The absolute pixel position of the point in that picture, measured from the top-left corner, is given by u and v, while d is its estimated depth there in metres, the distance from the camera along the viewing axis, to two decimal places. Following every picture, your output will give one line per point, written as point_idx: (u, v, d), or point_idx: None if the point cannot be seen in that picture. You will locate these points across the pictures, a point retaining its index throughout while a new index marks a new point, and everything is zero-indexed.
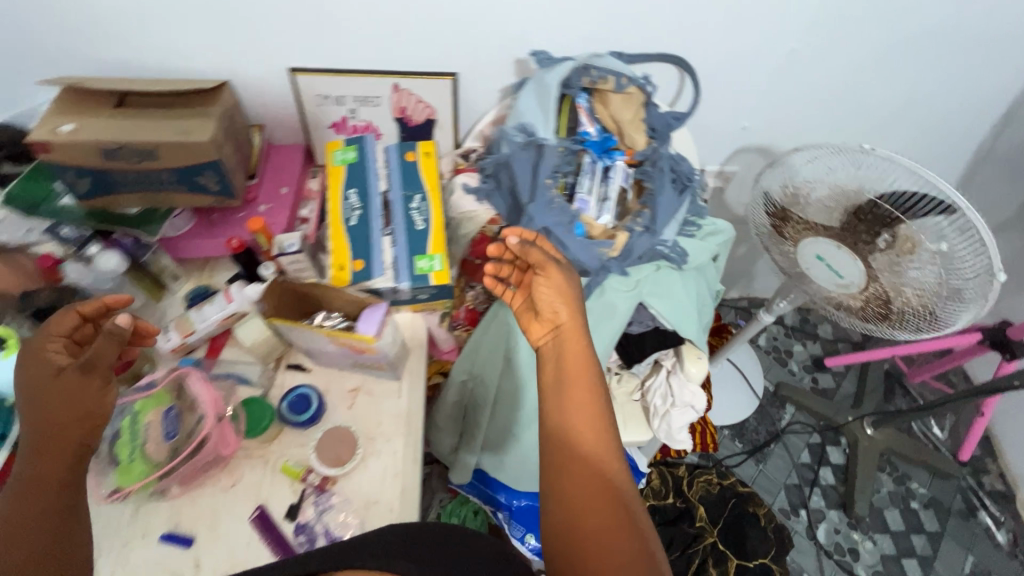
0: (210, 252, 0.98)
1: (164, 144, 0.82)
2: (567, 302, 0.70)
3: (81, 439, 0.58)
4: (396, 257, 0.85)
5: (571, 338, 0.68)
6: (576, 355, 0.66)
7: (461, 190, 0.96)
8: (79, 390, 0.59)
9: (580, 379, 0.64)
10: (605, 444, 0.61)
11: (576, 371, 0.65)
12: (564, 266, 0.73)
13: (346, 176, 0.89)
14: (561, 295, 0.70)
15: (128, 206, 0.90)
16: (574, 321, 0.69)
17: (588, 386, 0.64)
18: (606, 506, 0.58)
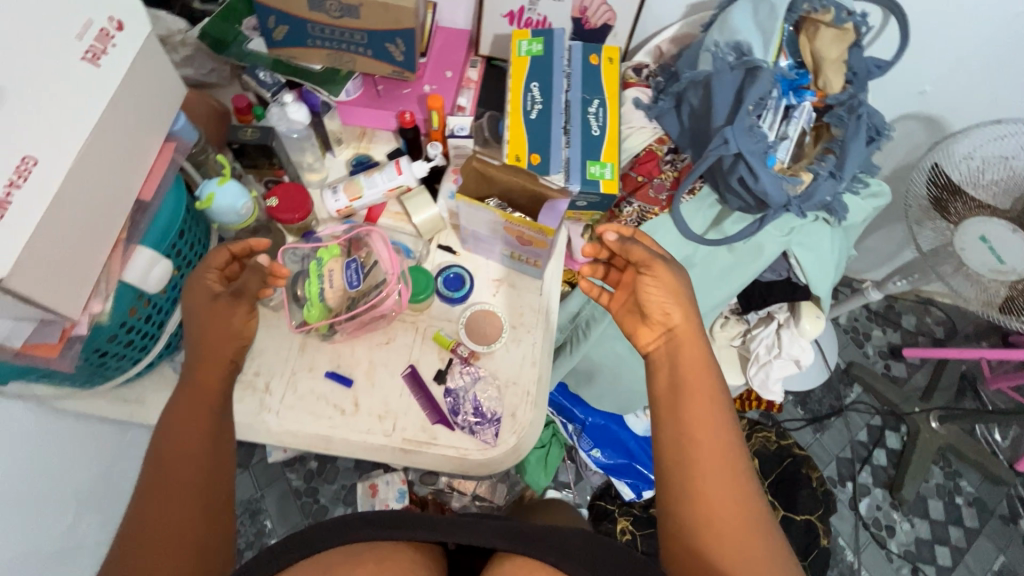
0: (374, 123, 1.00)
1: (369, 3, 0.81)
2: (680, 306, 0.70)
3: (230, 354, 0.69)
4: (570, 158, 0.86)
5: (688, 347, 0.67)
6: (694, 367, 0.66)
7: (632, 104, 0.94)
8: (233, 316, 0.70)
9: (700, 392, 0.63)
10: (729, 448, 0.60)
11: (696, 383, 0.64)
12: (674, 268, 0.72)
13: (530, 67, 0.88)
14: (673, 299, 0.70)
15: (312, 62, 0.91)
16: (687, 329, 0.69)
17: (708, 402, 0.63)
18: (734, 513, 0.57)
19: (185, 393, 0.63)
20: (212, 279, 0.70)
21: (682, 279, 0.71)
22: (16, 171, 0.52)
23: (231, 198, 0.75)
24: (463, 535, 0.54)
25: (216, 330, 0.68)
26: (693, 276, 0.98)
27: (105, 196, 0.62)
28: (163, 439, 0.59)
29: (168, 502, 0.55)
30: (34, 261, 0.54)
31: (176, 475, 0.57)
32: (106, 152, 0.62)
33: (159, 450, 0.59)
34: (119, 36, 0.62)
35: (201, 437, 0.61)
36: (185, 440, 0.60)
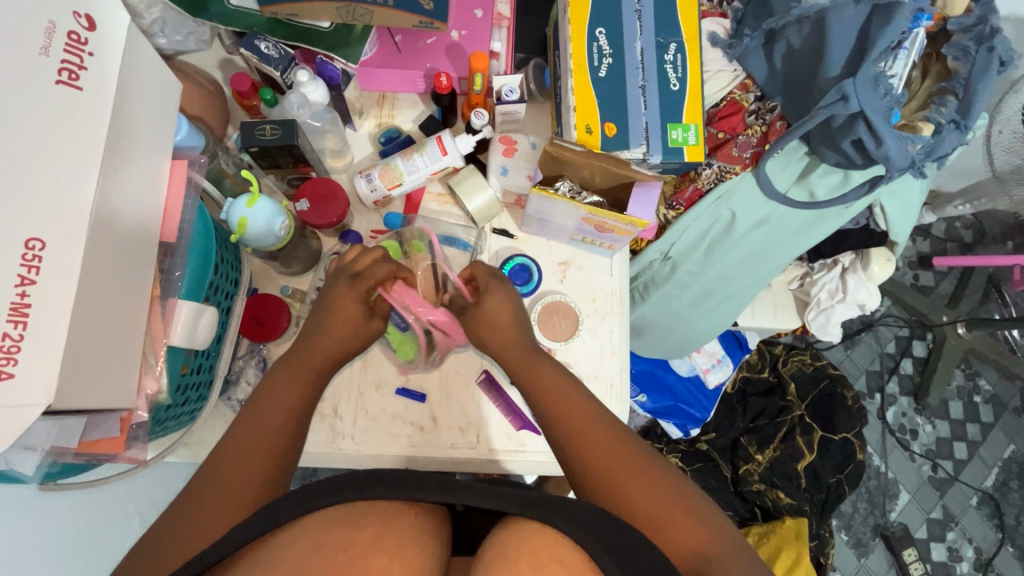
0: (395, 87, 0.83)
1: None
2: (507, 321, 0.67)
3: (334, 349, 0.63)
4: (649, 123, 0.72)
5: (531, 363, 0.64)
6: (544, 376, 0.63)
7: (708, 41, 0.79)
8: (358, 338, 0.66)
9: (549, 389, 0.61)
10: (580, 407, 0.59)
11: (549, 388, 0.61)
12: (487, 288, 0.69)
13: (592, 7, 0.72)
14: (501, 323, 0.67)
15: (318, 20, 0.73)
16: (515, 345, 0.66)
17: (561, 393, 0.61)
18: (617, 459, 0.54)
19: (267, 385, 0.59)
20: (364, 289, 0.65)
21: (502, 298, 0.69)
22: (24, 262, 0.40)
23: (263, 220, 0.63)
24: (471, 497, 0.39)
25: (332, 329, 0.63)
26: (770, 238, 0.90)
27: (131, 251, 0.51)
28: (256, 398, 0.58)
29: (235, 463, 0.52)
30: (75, 364, 0.44)
31: (252, 454, 0.53)
32: (117, 197, 0.49)
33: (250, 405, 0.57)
34: (93, 39, 0.46)
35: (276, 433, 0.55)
36: (252, 451, 0.53)
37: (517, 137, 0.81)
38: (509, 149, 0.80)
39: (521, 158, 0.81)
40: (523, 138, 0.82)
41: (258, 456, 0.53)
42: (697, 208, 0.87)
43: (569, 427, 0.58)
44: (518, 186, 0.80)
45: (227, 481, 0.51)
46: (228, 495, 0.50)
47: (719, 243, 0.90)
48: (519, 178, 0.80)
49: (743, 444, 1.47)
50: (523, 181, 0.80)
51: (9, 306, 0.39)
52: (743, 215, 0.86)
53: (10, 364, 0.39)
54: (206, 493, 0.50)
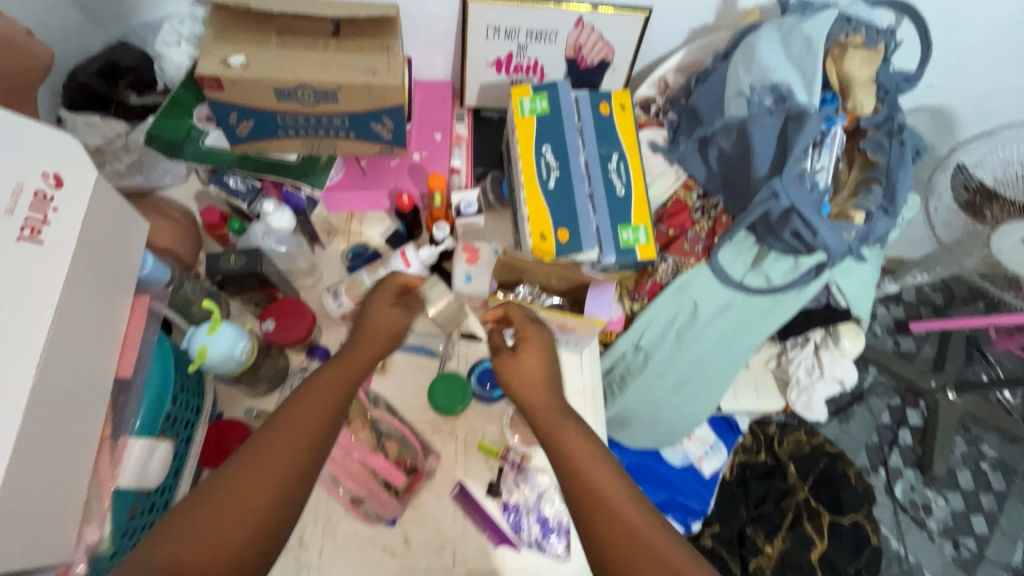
0: (363, 205, 0.88)
1: (351, 85, 0.69)
2: (549, 377, 0.63)
3: (345, 396, 0.57)
4: (599, 224, 0.76)
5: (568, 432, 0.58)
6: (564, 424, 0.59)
7: (649, 148, 0.86)
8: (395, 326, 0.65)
9: (597, 481, 0.54)
10: (579, 439, 0.57)
11: (591, 479, 0.54)
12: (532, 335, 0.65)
13: (537, 128, 0.79)
14: (536, 377, 0.63)
15: (287, 153, 0.80)
16: (547, 411, 0.61)
17: (574, 445, 0.56)
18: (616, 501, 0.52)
19: (279, 423, 0.52)
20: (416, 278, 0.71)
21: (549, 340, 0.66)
22: None
23: (219, 346, 0.63)
24: None
25: (351, 357, 0.60)
26: (736, 323, 0.91)
27: (80, 390, 0.50)
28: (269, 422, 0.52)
29: (237, 492, 0.47)
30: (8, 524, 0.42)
31: (236, 509, 0.47)
32: (76, 340, 0.50)
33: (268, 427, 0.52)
34: (58, 195, 0.49)
35: (275, 481, 0.49)
36: (265, 475, 0.49)
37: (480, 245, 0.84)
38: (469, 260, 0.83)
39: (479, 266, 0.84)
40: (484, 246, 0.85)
41: (231, 524, 0.46)
42: (660, 300, 0.89)
43: (587, 492, 0.53)
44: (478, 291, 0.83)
45: (241, 523, 0.46)
46: (229, 531, 0.46)
47: (686, 332, 0.92)
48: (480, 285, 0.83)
49: (750, 535, 1.38)
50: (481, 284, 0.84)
51: None
52: (705, 304, 0.89)
53: None
54: (200, 521, 0.46)
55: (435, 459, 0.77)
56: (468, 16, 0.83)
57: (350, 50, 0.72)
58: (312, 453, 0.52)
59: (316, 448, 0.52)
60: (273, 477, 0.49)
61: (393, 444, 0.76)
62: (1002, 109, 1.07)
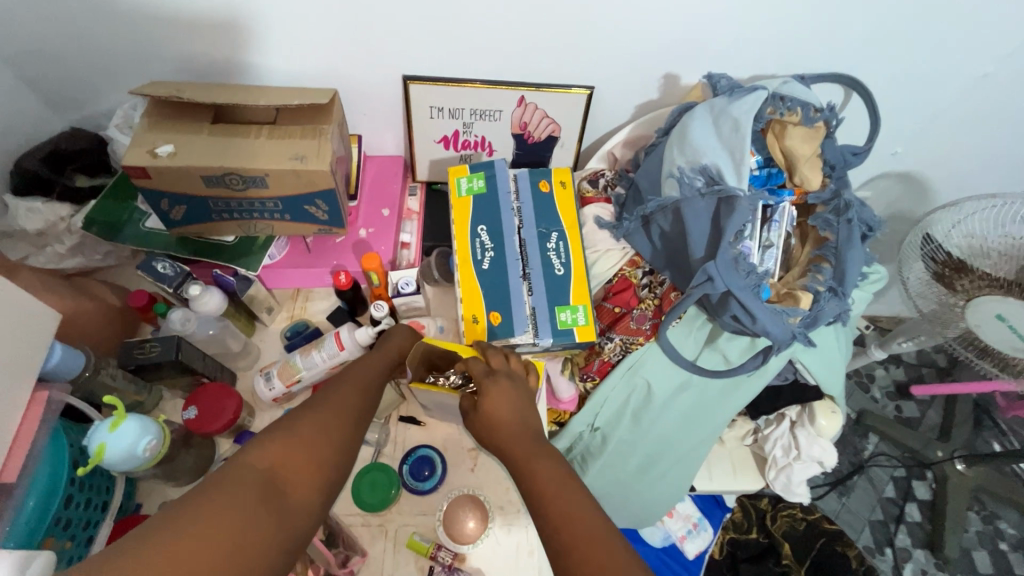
0: (306, 282, 0.87)
1: (278, 171, 0.69)
2: (521, 413, 0.60)
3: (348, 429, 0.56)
4: (534, 307, 0.74)
5: (539, 465, 0.55)
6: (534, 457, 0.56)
7: (595, 223, 0.84)
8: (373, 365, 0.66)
9: (572, 513, 0.50)
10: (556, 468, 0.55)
11: (566, 516, 0.50)
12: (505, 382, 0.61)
13: (473, 209, 0.78)
14: (510, 419, 0.59)
15: (224, 234, 0.80)
16: (518, 445, 0.57)
17: (547, 473, 0.54)
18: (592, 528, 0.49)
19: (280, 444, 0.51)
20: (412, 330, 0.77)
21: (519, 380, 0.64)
22: None
23: (121, 444, 0.60)
24: None
25: (336, 396, 0.59)
26: (695, 403, 0.87)
27: None
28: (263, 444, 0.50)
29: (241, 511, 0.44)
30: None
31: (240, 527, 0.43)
32: None
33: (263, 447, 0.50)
34: None
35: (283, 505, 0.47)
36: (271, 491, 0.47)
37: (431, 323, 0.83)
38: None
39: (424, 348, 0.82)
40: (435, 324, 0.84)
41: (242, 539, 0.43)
42: (611, 381, 0.85)
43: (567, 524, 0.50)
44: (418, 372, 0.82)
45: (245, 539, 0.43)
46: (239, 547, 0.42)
47: (641, 414, 0.87)
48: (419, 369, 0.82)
49: None
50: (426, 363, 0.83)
51: None
52: (658, 385, 0.84)
53: None
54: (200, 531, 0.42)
55: (357, 561, 0.71)
56: (411, 98, 0.84)
57: (282, 135, 0.72)
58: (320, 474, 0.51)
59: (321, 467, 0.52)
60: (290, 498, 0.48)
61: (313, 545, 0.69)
62: (975, 173, 1.04)
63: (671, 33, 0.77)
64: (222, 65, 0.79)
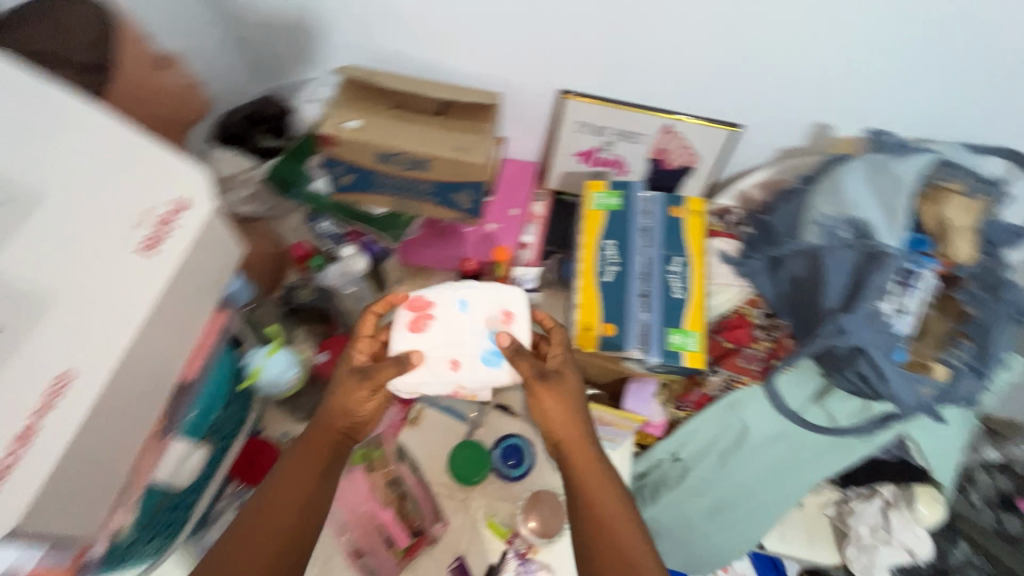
0: (434, 264, 0.93)
1: (441, 158, 0.77)
2: (574, 414, 0.67)
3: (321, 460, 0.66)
4: (649, 325, 0.76)
5: (583, 452, 0.67)
6: (585, 462, 0.67)
7: (717, 257, 0.85)
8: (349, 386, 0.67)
9: (610, 530, 0.63)
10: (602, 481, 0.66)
11: (605, 527, 0.63)
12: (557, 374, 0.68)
13: (604, 223, 0.82)
14: (560, 414, 0.67)
15: (373, 207, 0.88)
16: (575, 438, 0.67)
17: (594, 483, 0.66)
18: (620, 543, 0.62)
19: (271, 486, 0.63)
20: (366, 347, 0.71)
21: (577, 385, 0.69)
22: (50, 393, 0.46)
23: (275, 368, 0.72)
24: None
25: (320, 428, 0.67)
26: (791, 458, 0.84)
27: (151, 385, 0.56)
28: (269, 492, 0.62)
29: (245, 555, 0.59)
30: (45, 503, 0.46)
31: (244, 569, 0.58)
32: (161, 342, 0.55)
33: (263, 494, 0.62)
34: (183, 217, 0.55)
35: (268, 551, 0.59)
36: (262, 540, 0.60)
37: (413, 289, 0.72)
38: (456, 361, 0.70)
39: (457, 339, 0.71)
40: (431, 291, 0.73)
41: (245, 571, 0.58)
42: (706, 414, 0.85)
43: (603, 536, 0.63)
44: (505, 377, 0.69)
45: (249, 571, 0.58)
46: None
47: (730, 455, 0.86)
48: (508, 370, 0.69)
49: None
50: (483, 341, 0.70)
51: (18, 432, 0.45)
52: (754, 429, 0.84)
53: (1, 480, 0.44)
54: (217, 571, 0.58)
55: (441, 527, 0.76)
56: (563, 111, 0.89)
57: (450, 127, 0.80)
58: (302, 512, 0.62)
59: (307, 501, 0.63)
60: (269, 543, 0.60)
61: (407, 501, 0.75)
62: None
63: (835, 84, 0.78)
64: (402, 60, 0.87)
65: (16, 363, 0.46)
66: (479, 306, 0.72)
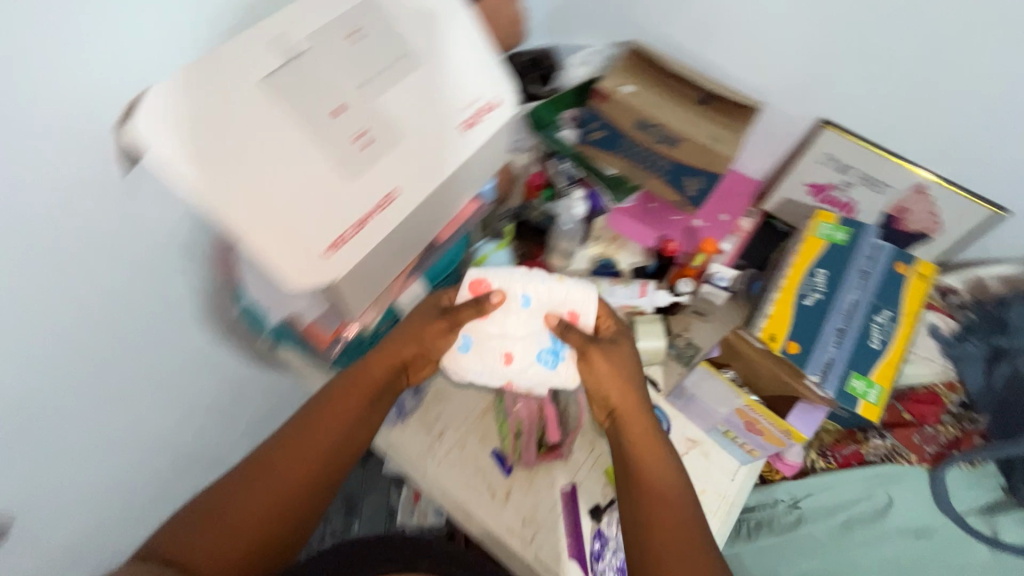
0: (634, 235, 0.99)
1: (693, 141, 0.84)
2: (627, 388, 0.70)
3: (375, 379, 0.71)
4: (834, 360, 0.76)
5: (637, 421, 0.69)
6: (642, 437, 0.69)
7: (926, 330, 0.82)
8: (415, 325, 0.70)
9: (665, 508, 0.65)
10: (661, 459, 0.68)
11: (661, 503, 0.65)
12: (613, 344, 0.71)
13: (821, 252, 0.83)
14: (615, 382, 0.69)
15: (604, 167, 0.94)
16: (632, 416, 0.70)
17: (652, 459, 0.68)
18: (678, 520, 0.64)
19: (326, 401, 0.70)
20: (446, 296, 0.72)
21: (631, 361, 0.71)
22: (382, 199, 0.61)
23: (502, 257, 0.86)
24: None
25: (387, 349, 0.70)
26: (923, 558, 0.81)
27: (424, 227, 0.71)
28: (323, 404, 0.69)
29: (289, 461, 0.66)
30: (353, 283, 0.63)
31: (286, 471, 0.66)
32: (445, 198, 0.71)
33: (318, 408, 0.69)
34: (496, 110, 0.71)
35: (306, 465, 0.66)
36: (306, 451, 0.67)
37: (476, 274, 0.70)
38: (509, 354, 0.71)
39: (515, 331, 0.71)
40: (493, 275, 0.71)
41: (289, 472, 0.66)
42: (854, 472, 0.85)
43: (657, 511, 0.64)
44: (565, 376, 0.71)
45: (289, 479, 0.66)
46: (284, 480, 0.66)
47: (858, 525, 0.84)
48: (567, 368, 0.71)
49: None
50: (545, 336, 0.71)
51: (360, 215, 0.59)
52: (899, 509, 0.82)
53: (339, 245, 0.58)
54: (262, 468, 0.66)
55: (567, 451, 0.83)
56: (816, 140, 0.90)
57: (708, 118, 0.87)
58: (347, 436, 0.69)
59: (354, 423, 0.69)
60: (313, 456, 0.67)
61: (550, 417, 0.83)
62: None
63: None
64: (691, 55, 0.95)
65: (373, 170, 0.61)
66: (542, 302, 0.71)
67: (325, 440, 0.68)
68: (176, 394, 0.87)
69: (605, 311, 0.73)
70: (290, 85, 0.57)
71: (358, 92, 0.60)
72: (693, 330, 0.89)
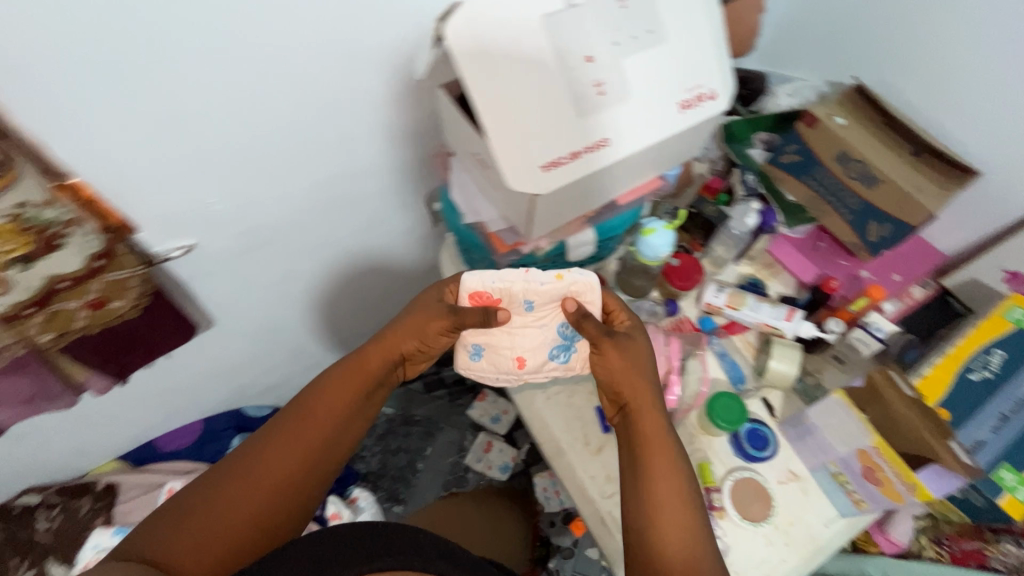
0: (793, 265, 0.98)
1: (894, 184, 0.84)
2: (637, 385, 0.75)
3: (377, 367, 0.79)
4: (986, 441, 0.74)
5: (648, 418, 0.74)
6: (653, 436, 0.72)
7: None
8: (421, 321, 0.80)
9: (670, 512, 0.67)
10: (674, 465, 0.70)
11: (666, 505, 0.67)
12: (629, 339, 0.79)
13: (1008, 330, 0.75)
14: (626, 375, 0.76)
15: (787, 192, 0.97)
16: (644, 415, 0.74)
17: (662, 459, 0.70)
18: (680, 524, 0.66)
19: (315, 395, 0.76)
20: (449, 294, 0.82)
21: (643, 360, 0.77)
22: (596, 143, 0.70)
23: (660, 243, 0.87)
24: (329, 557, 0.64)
25: (387, 344, 0.80)
26: None
27: (612, 184, 0.79)
28: (319, 391, 0.76)
29: (279, 450, 0.72)
30: (544, 206, 0.72)
31: (271, 465, 0.71)
32: (640, 165, 0.79)
33: (306, 400, 0.76)
34: (710, 103, 0.78)
35: (299, 451, 0.73)
36: (295, 442, 0.73)
37: (472, 285, 0.80)
38: (521, 359, 0.85)
39: (527, 334, 0.84)
40: (492, 286, 0.81)
41: (277, 461, 0.71)
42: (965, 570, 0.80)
43: (664, 513, 0.66)
44: (572, 365, 0.86)
45: (276, 470, 0.71)
46: (274, 471, 0.71)
47: None
48: (576, 360, 0.86)
49: None
50: (554, 336, 0.85)
51: (575, 149, 0.69)
52: None
53: (553, 167, 0.68)
54: (250, 460, 0.71)
55: None
56: None
57: (916, 167, 0.86)
58: (344, 419, 0.76)
59: (349, 411, 0.77)
60: (297, 450, 0.73)
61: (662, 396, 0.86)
62: None
63: None
64: (922, 116, 0.92)
65: (597, 116, 0.70)
66: (543, 303, 0.83)
67: (315, 428, 0.74)
68: (359, 247, 1.09)
69: (624, 313, 0.82)
70: (562, 26, 0.68)
71: (610, 49, 0.70)
72: (824, 375, 0.91)
